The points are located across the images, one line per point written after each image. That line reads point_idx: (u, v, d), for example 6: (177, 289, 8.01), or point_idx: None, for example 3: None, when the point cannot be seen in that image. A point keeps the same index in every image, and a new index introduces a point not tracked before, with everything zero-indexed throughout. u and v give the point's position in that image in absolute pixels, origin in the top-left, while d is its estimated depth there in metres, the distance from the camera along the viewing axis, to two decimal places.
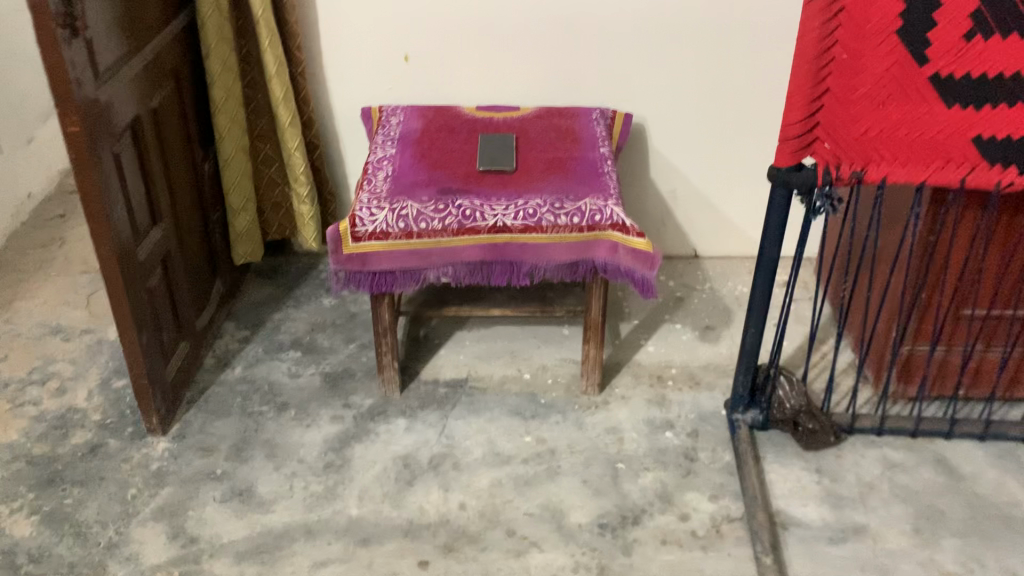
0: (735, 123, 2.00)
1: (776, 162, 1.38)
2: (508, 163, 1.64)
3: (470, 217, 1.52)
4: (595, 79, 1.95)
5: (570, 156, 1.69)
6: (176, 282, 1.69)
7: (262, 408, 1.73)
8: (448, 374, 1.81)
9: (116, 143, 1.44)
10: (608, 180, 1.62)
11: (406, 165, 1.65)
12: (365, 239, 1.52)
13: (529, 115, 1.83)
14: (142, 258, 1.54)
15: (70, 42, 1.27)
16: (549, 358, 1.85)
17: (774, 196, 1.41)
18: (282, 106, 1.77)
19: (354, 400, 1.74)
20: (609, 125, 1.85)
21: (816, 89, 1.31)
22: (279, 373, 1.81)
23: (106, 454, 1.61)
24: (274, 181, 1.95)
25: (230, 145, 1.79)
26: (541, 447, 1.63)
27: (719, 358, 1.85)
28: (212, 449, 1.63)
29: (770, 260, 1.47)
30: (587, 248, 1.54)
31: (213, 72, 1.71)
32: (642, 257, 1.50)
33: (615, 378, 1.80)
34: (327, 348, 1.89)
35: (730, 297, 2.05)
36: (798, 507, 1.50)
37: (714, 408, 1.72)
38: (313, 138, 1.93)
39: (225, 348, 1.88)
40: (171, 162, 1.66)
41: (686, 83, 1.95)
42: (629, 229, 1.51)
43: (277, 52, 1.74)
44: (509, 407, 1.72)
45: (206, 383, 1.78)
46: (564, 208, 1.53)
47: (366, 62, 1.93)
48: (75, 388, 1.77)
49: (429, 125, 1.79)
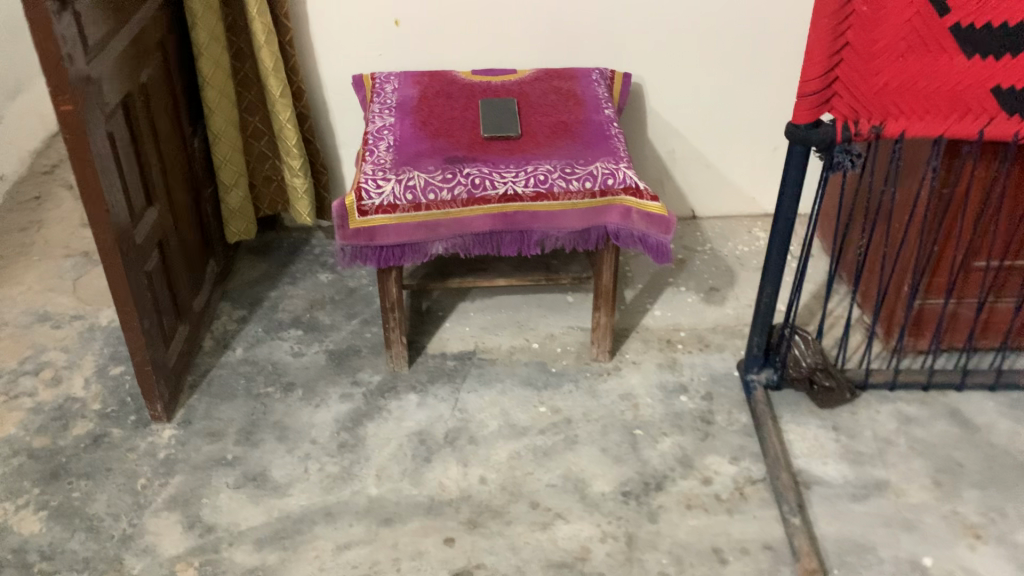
0: (734, 81, 1.98)
1: (793, 120, 1.36)
2: (512, 129, 1.60)
3: (479, 186, 1.49)
4: (591, 40, 1.91)
5: (574, 119, 1.65)
6: (172, 263, 1.63)
7: (268, 389, 1.68)
8: (455, 347, 1.78)
9: (108, 121, 1.38)
10: (616, 143, 1.59)
11: (406, 134, 1.61)
12: (371, 212, 1.48)
13: (527, 78, 1.79)
14: (139, 241, 1.48)
15: (60, 16, 1.21)
16: (555, 327, 1.83)
17: (792, 153, 1.39)
18: (272, 77, 1.71)
19: (361, 376, 1.71)
20: (609, 85, 1.82)
21: (836, 43, 1.28)
22: (281, 353, 1.77)
23: (110, 445, 1.57)
24: (264, 155, 1.89)
25: (220, 119, 1.73)
26: (556, 418, 1.60)
27: (727, 319, 1.84)
28: (219, 434, 1.59)
29: (786, 221, 1.46)
30: (600, 214, 1.51)
31: (199, 43, 1.64)
32: (656, 222, 1.49)
33: (625, 344, 1.78)
34: (328, 325, 1.84)
35: (732, 257, 2.04)
36: (819, 466, 1.50)
37: (726, 368, 1.71)
38: (303, 109, 1.87)
39: (223, 329, 1.82)
40: (162, 139, 1.59)
41: (685, 43, 1.91)
42: (643, 194, 1.49)
43: (266, 21, 1.67)
44: (521, 378, 1.70)
45: (207, 365, 1.74)
46: (575, 173, 1.51)
47: (355, 27, 1.86)
48: (70, 377, 1.71)
49: (425, 91, 1.74)
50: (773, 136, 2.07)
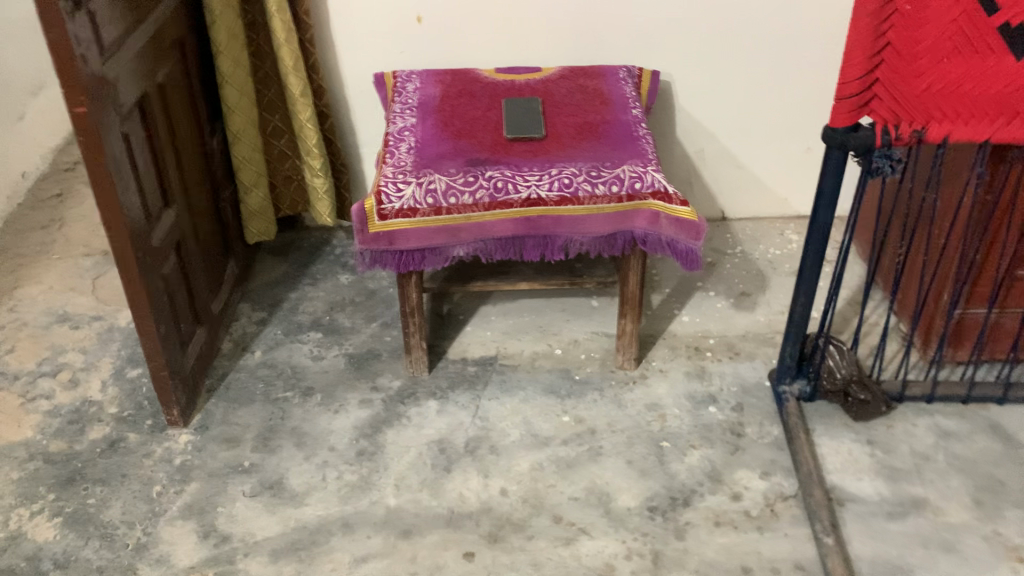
0: (765, 82, 1.92)
1: (831, 123, 1.30)
2: (536, 130, 1.55)
3: (501, 190, 1.45)
4: (619, 38, 1.86)
5: (600, 119, 1.60)
6: (189, 266, 1.61)
7: (286, 394, 1.65)
8: (476, 352, 1.74)
9: (124, 123, 1.35)
10: (644, 144, 1.54)
11: (428, 135, 1.57)
12: (391, 216, 1.45)
13: (552, 77, 1.74)
14: (156, 244, 1.45)
15: (75, 17, 1.18)
16: (580, 332, 1.78)
17: (829, 158, 1.34)
18: (292, 75, 1.68)
19: (381, 382, 1.67)
20: (637, 84, 1.77)
21: (877, 45, 1.23)
22: (300, 357, 1.73)
23: (126, 450, 1.54)
24: (285, 155, 1.86)
25: (239, 119, 1.70)
26: (580, 428, 1.56)
27: (758, 326, 1.78)
28: (236, 440, 1.56)
29: (822, 228, 1.40)
30: (627, 218, 1.47)
31: (218, 41, 1.61)
32: (686, 227, 1.44)
33: (651, 351, 1.73)
34: (348, 328, 1.81)
35: (763, 261, 1.98)
36: (853, 482, 1.45)
37: (757, 378, 1.66)
38: (325, 107, 1.83)
39: (243, 332, 1.80)
40: (180, 139, 1.56)
41: (716, 40, 1.86)
42: (671, 198, 1.44)
43: (285, 18, 1.64)
44: (543, 385, 1.65)
45: (225, 369, 1.71)
46: (601, 176, 1.46)
47: (377, 25, 1.82)
48: (88, 379, 1.69)
49: (448, 91, 1.70)
50: (806, 135, 2.00)
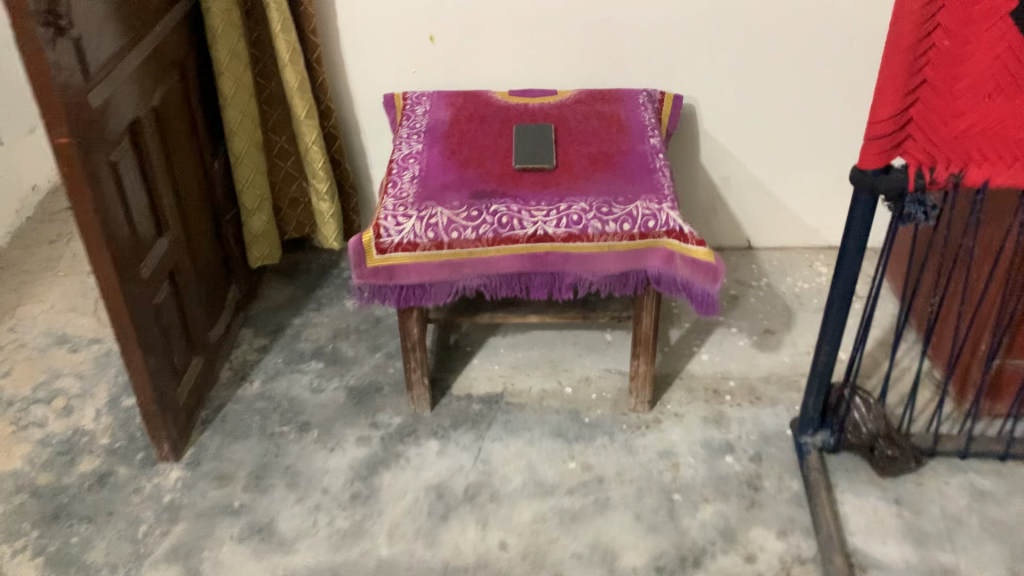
0: (797, 107, 1.82)
1: (860, 165, 1.21)
2: (547, 160, 1.47)
3: (507, 225, 1.37)
4: (641, 60, 1.77)
5: (615, 149, 1.51)
6: (184, 295, 1.54)
7: (282, 429, 1.59)
8: (482, 388, 1.66)
9: (113, 151, 1.28)
10: (661, 177, 1.45)
11: (433, 164, 1.49)
12: (390, 251, 1.37)
13: (568, 101, 1.66)
14: (146, 275, 1.39)
15: (57, 44, 1.11)
16: (592, 370, 1.69)
17: (857, 201, 1.24)
18: (297, 97, 1.62)
19: (381, 418, 1.60)
20: (657, 110, 1.68)
21: (911, 82, 1.13)
22: (300, 389, 1.67)
23: (115, 485, 1.49)
24: (291, 176, 1.80)
25: (242, 141, 1.63)
26: (587, 476, 1.48)
27: (781, 368, 1.69)
28: (228, 478, 1.50)
29: (849, 275, 1.31)
30: (640, 257, 1.38)
31: (219, 61, 1.55)
32: (702, 268, 1.34)
33: (666, 393, 1.64)
34: (351, 358, 1.74)
35: (790, 295, 1.87)
36: (878, 546, 1.34)
37: (778, 426, 1.56)
38: (333, 128, 1.77)
39: (242, 359, 1.74)
40: (176, 164, 1.50)
41: (744, 64, 1.76)
42: (687, 237, 1.35)
43: (290, 38, 1.57)
44: (551, 427, 1.57)
45: (222, 400, 1.65)
46: (612, 213, 1.37)
47: (388, 44, 1.75)
48: (82, 407, 1.64)
49: (458, 115, 1.63)
50: (838, 163, 1.90)
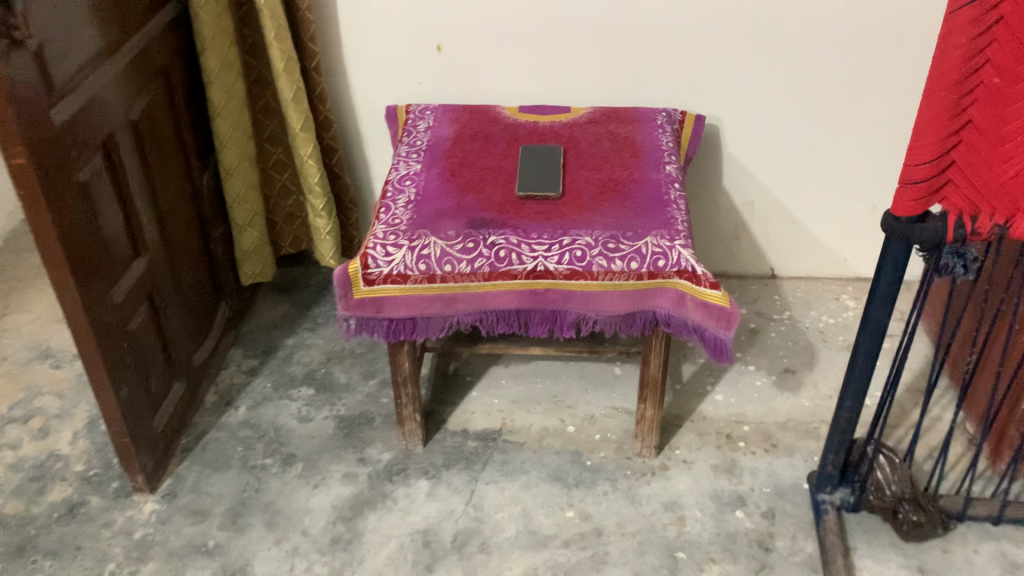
0: (827, 129, 1.70)
1: (893, 211, 1.10)
2: (553, 187, 1.37)
3: (504, 259, 1.27)
4: (663, 78, 1.66)
5: (627, 176, 1.40)
6: (164, 317, 1.46)
7: (265, 461, 1.50)
8: (479, 423, 1.56)
9: (82, 168, 1.19)
10: (674, 210, 1.34)
11: (431, 187, 1.39)
12: (378, 282, 1.28)
13: (581, 120, 1.55)
14: (118, 300, 1.30)
15: (11, 56, 1.01)
16: (596, 407, 1.59)
17: (888, 249, 1.13)
18: (292, 109, 1.52)
19: (370, 454, 1.50)
20: (677, 131, 1.57)
21: (954, 122, 1.01)
22: (287, 417, 1.58)
23: (85, 517, 1.40)
24: (287, 190, 1.71)
25: (232, 153, 1.54)
26: (585, 527, 1.37)
27: (801, 413, 1.57)
28: (205, 513, 1.40)
29: (875, 325, 1.20)
30: (647, 297, 1.27)
31: (208, 70, 1.46)
32: (716, 313, 1.23)
33: (675, 437, 1.53)
34: (343, 385, 1.65)
35: (814, 331, 1.75)
36: None
37: (794, 479, 1.45)
38: (331, 141, 1.68)
39: (229, 383, 1.65)
40: (157, 179, 1.41)
41: (771, 83, 1.65)
42: (700, 279, 1.24)
43: (285, 46, 1.48)
44: (549, 470, 1.47)
45: (205, 427, 1.56)
46: (619, 250, 1.26)
47: (393, 54, 1.66)
48: (59, 429, 1.56)
49: (462, 132, 1.53)
50: (871, 190, 1.78)
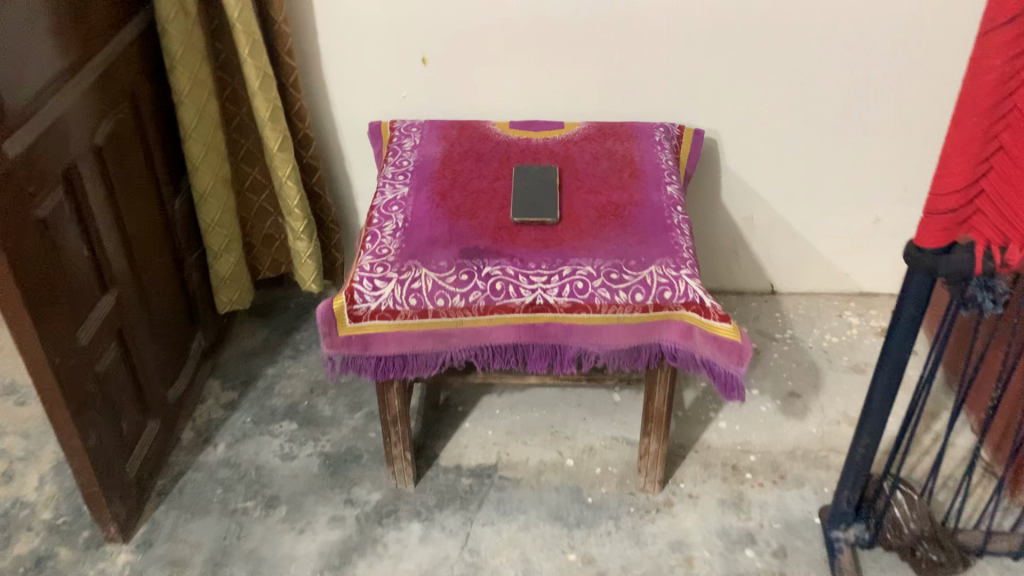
0: (830, 141, 1.63)
1: (918, 241, 1.03)
2: (550, 211, 1.29)
3: (500, 292, 1.19)
4: (660, 90, 1.58)
5: (627, 199, 1.33)
6: (135, 353, 1.36)
7: (246, 504, 1.41)
8: (473, 459, 1.48)
9: (42, 202, 1.09)
10: (678, 235, 1.26)
11: (420, 212, 1.30)
12: (365, 318, 1.19)
13: (576, 137, 1.47)
14: (84, 342, 1.20)
15: None
16: (596, 438, 1.51)
17: (910, 279, 1.06)
18: (269, 129, 1.43)
19: (357, 494, 1.42)
20: (676, 147, 1.50)
21: (986, 148, 0.94)
22: (268, 455, 1.49)
23: (53, 571, 1.30)
24: (265, 211, 1.61)
25: (206, 177, 1.44)
26: (588, 570, 1.29)
27: (809, 440, 1.50)
28: (183, 563, 1.31)
29: (895, 360, 1.13)
30: (653, 330, 1.20)
31: (179, 89, 1.36)
32: (727, 348, 1.16)
33: (679, 469, 1.46)
34: (328, 418, 1.56)
35: (818, 352, 1.69)
36: None
37: (805, 513, 1.38)
38: (311, 160, 1.59)
39: (207, 418, 1.56)
40: (125, 207, 1.31)
41: (773, 95, 1.58)
42: (709, 311, 1.16)
43: (261, 62, 1.38)
44: (549, 509, 1.39)
45: (182, 467, 1.47)
46: (623, 280, 1.19)
47: (375, 67, 1.57)
48: (25, 473, 1.46)
49: (451, 151, 1.44)
50: (875, 204, 1.71)
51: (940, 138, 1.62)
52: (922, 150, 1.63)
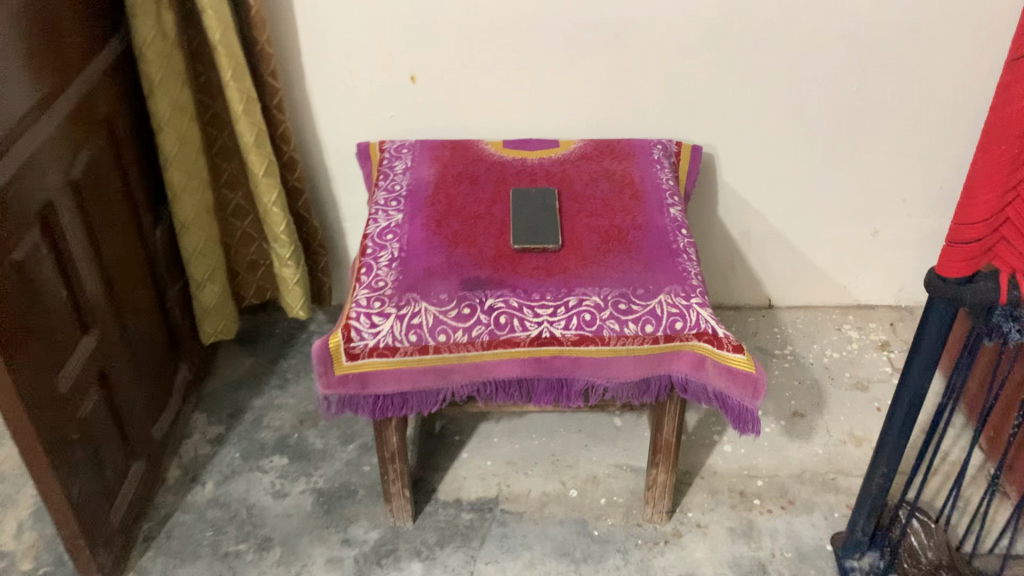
0: (829, 154, 1.60)
1: (941, 270, 0.99)
2: (552, 238, 1.24)
3: (505, 326, 1.14)
4: (656, 105, 1.54)
5: (630, 222, 1.28)
6: (118, 394, 1.30)
7: (238, 546, 1.35)
8: (473, 491, 1.43)
9: (17, 244, 1.03)
10: (685, 261, 1.22)
11: (416, 240, 1.25)
12: (363, 356, 1.14)
13: (572, 156, 1.43)
14: (65, 388, 1.14)
15: None
16: (598, 466, 1.47)
17: (931, 309, 1.03)
18: (253, 154, 1.36)
19: (354, 533, 1.37)
20: (675, 164, 1.46)
21: (1015, 177, 0.91)
22: (260, 493, 1.43)
23: None
24: (248, 237, 1.55)
25: (188, 205, 1.38)
26: None
27: (815, 463, 1.47)
28: None
29: (915, 389, 1.09)
30: (663, 361, 1.16)
31: (158, 115, 1.29)
32: (742, 380, 1.12)
33: (686, 497, 1.42)
34: (320, 452, 1.50)
35: (820, 368, 1.66)
36: None
37: (816, 540, 1.35)
38: (296, 183, 1.52)
39: (193, 455, 1.49)
40: (104, 241, 1.25)
41: (771, 108, 1.54)
42: (723, 342, 1.12)
43: (244, 85, 1.32)
44: (554, 544, 1.34)
45: (168, 509, 1.40)
46: (631, 311, 1.14)
47: (361, 85, 1.51)
48: (2, 520, 1.39)
49: (444, 173, 1.39)
50: (874, 217, 1.68)
51: (940, 150, 1.59)
52: (923, 161, 1.60)
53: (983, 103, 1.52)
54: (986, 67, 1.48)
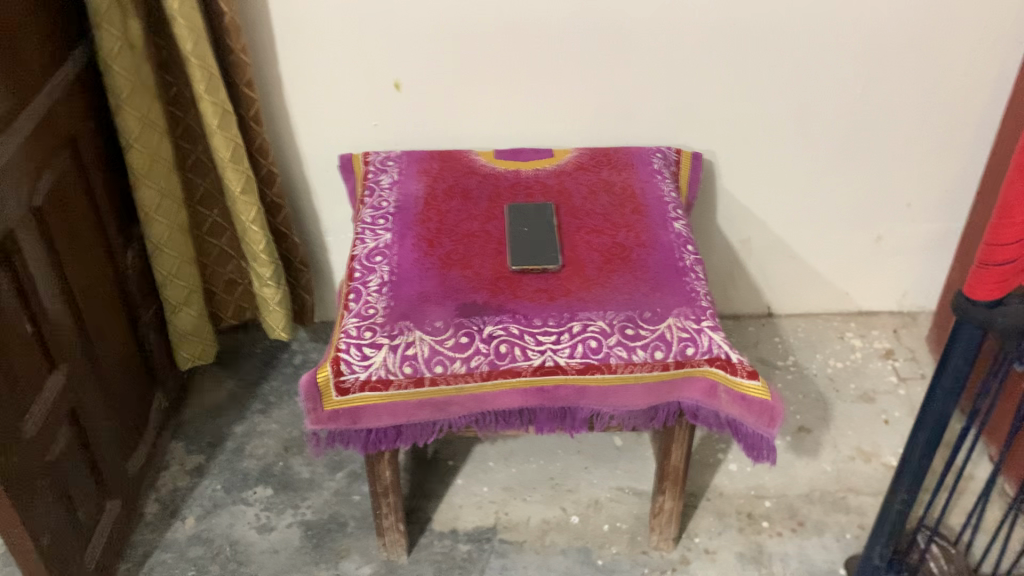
0: (832, 159, 1.54)
1: (971, 292, 0.92)
2: (552, 257, 1.17)
3: (505, 356, 1.07)
4: (652, 112, 1.47)
5: (633, 238, 1.22)
6: (90, 431, 1.21)
7: None
8: (469, 520, 1.36)
9: None
10: (693, 280, 1.15)
11: (407, 263, 1.17)
12: (354, 390, 1.06)
13: (568, 167, 1.36)
14: (32, 432, 1.05)
15: None
16: (600, 490, 1.41)
17: (960, 330, 0.95)
18: (230, 170, 1.28)
19: (345, 569, 1.29)
20: (675, 174, 1.40)
21: None
22: (244, 528, 1.35)
23: None
24: (226, 255, 1.47)
25: (160, 225, 1.29)
26: None
27: (824, 480, 1.42)
28: None
29: (939, 416, 1.04)
30: (673, 388, 1.09)
31: (126, 131, 1.21)
32: (757, 408, 1.05)
33: (692, 522, 1.36)
34: (306, 481, 1.43)
35: (823, 380, 1.61)
36: None
37: (829, 564, 1.29)
38: (276, 198, 1.44)
39: (172, 488, 1.41)
40: (71, 269, 1.16)
41: (772, 113, 1.48)
42: (736, 368, 1.06)
43: (219, 98, 1.23)
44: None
45: (147, 547, 1.32)
46: (639, 336, 1.08)
47: (343, 93, 1.43)
48: None
49: (434, 187, 1.31)
50: (877, 222, 1.63)
51: (946, 154, 1.53)
52: (929, 165, 1.55)
53: (991, 105, 1.47)
54: (995, 68, 1.42)
